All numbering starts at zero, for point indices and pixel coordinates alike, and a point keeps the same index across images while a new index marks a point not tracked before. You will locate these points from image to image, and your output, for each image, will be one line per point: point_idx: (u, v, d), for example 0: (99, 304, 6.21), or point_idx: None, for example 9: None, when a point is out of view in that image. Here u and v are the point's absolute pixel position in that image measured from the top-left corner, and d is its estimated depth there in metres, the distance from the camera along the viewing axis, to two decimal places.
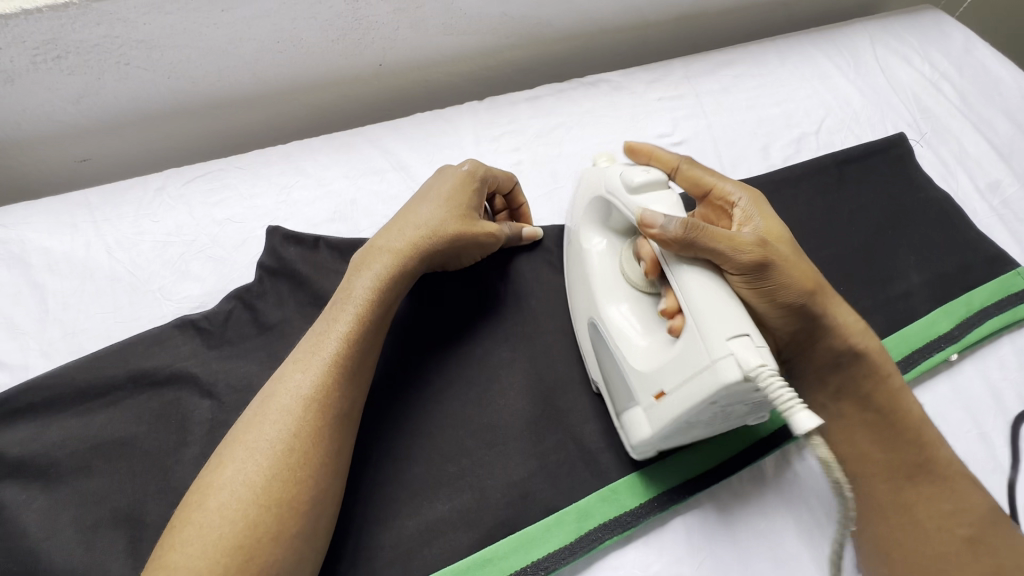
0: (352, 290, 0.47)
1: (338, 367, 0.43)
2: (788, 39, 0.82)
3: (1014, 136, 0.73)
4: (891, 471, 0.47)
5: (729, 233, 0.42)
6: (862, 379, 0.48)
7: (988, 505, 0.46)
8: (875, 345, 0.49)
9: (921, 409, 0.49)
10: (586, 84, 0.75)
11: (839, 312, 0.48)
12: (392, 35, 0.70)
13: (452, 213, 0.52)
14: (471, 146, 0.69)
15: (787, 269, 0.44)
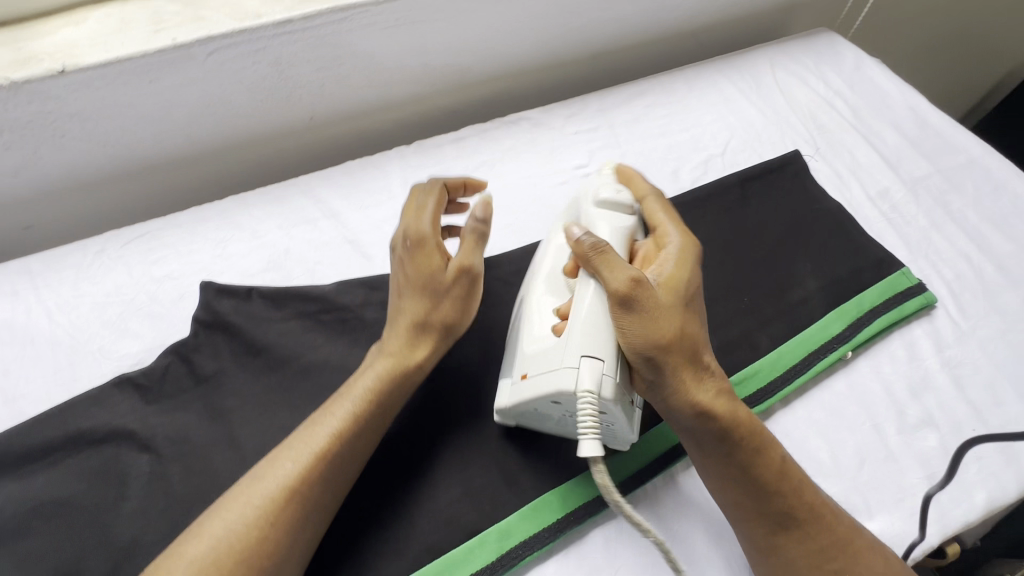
0: (357, 383, 0.51)
1: (326, 459, 0.46)
2: (695, 68, 0.89)
3: (901, 144, 0.79)
4: (765, 520, 0.46)
5: (618, 261, 0.47)
6: (724, 444, 0.47)
7: (855, 545, 0.46)
8: (737, 407, 0.48)
9: (785, 454, 0.48)
10: (507, 123, 0.80)
11: (699, 373, 0.47)
12: (319, 92, 0.74)
13: (446, 300, 0.53)
14: (399, 190, 0.73)
15: (657, 314, 0.46)
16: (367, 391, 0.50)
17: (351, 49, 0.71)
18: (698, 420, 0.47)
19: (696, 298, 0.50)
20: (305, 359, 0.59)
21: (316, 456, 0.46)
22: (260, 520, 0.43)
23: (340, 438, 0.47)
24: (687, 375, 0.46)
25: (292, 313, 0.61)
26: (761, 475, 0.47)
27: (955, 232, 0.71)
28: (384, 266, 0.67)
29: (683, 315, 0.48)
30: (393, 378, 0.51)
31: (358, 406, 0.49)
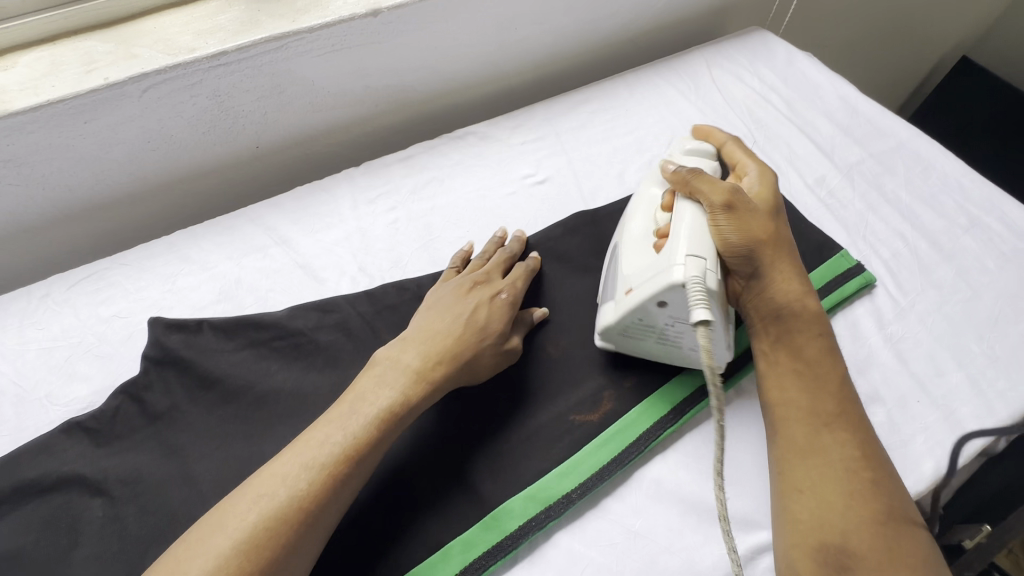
0: (357, 404, 0.50)
1: (321, 481, 0.46)
2: (635, 73, 0.91)
3: (834, 132, 0.82)
4: (812, 418, 0.51)
5: (712, 179, 0.58)
6: (793, 327, 0.56)
7: (885, 462, 0.50)
8: (811, 306, 0.57)
9: (845, 370, 0.54)
10: (454, 138, 0.81)
11: (786, 262, 0.58)
12: (262, 119, 0.74)
13: (474, 338, 0.56)
14: (349, 212, 0.73)
15: (750, 217, 0.57)
16: (367, 415, 0.49)
17: (290, 76, 0.72)
18: (772, 314, 0.56)
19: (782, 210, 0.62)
20: (260, 387, 0.58)
21: (312, 474, 0.46)
22: (253, 538, 0.42)
23: (338, 458, 0.47)
24: (779, 271, 0.57)
25: (244, 342, 0.61)
26: (809, 358, 0.54)
27: (889, 213, 0.73)
28: (337, 287, 0.67)
29: (779, 220, 0.60)
30: (398, 405, 0.51)
31: (359, 428, 0.49)
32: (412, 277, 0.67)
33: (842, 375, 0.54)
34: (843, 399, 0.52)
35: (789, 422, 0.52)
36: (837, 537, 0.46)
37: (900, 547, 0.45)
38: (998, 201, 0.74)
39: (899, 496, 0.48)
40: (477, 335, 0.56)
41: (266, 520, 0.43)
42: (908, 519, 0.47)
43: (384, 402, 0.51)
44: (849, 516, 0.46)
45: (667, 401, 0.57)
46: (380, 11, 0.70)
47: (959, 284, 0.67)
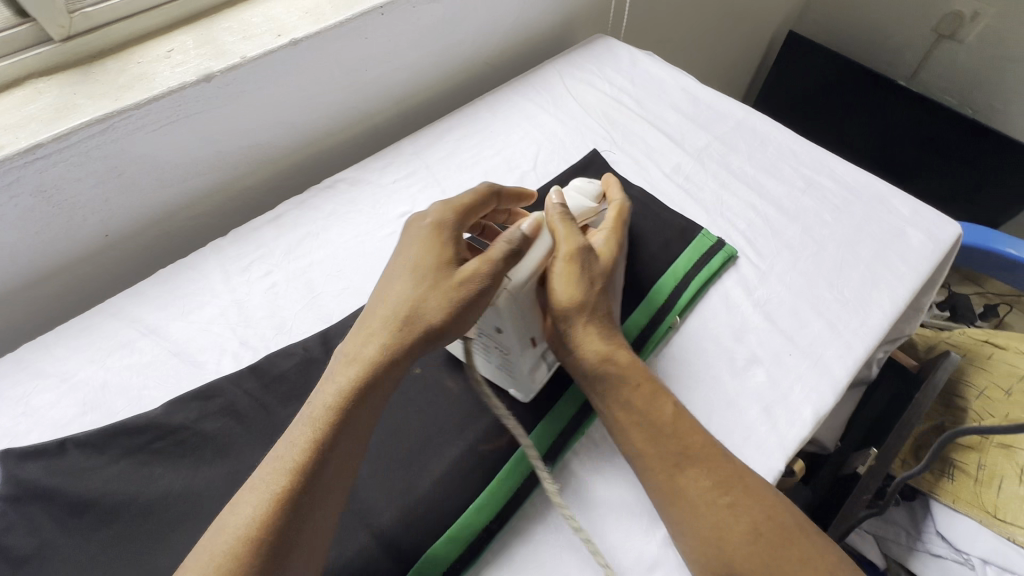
0: (298, 427, 0.48)
1: (280, 516, 0.43)
2: (494, 94, 0.94)
3: (681, 122, 0.89)
4: (665, 460, 0.51)
5: (572, 228, 0.59)
6: (618, 384, 0.55)
7: (745, 477, 0.51)
8: (632, 359, 0.57)
9: (682, 407, 0.55)
10: (324, 188, 0.80)
11: (609, 315, 0.59)
12: (104, 206, 0.69)
13: (418, 278, 0.54)
14: (222, 285, 0.70)
15: (591, 268, 0.58)
16: (306, 438, 0.46)
17: (127, 156, 0.67)
18: (598, 368, 0.56)
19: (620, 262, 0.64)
20: (144, 498, 0.53)
21: (266, 515, 0.43)
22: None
23: (291, 484, 0.45)
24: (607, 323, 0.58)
25: (119, 452, 0.56)
26: (643, 413, 0.54)
27: (740, 187, 0.81)
28: (218, 368, 0.63)
29: (604, 283, 0.59)
30: (340, 407, 0.48)
31: (303, 450, 0.46)
32: (298, 340, 0.64)
33: (686, 414, 0.55)
34: (687, 436, 0.53)
35: (649, 475, 0.52)
36: (724, 565, 0.47)
37: (775, 560, 0.47)
38: (825, 160, 0.83)
39: (766, 508, 0.50)
40: (420, 274, 0.54)
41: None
42: (783, 529, 0.49)
43: (323, 412, 0.48)
44: (730, 542, 0.48)
45: (569, 409, 0.59)
46: (213, 75, 0.67)
47: (806, 240, 0.75)
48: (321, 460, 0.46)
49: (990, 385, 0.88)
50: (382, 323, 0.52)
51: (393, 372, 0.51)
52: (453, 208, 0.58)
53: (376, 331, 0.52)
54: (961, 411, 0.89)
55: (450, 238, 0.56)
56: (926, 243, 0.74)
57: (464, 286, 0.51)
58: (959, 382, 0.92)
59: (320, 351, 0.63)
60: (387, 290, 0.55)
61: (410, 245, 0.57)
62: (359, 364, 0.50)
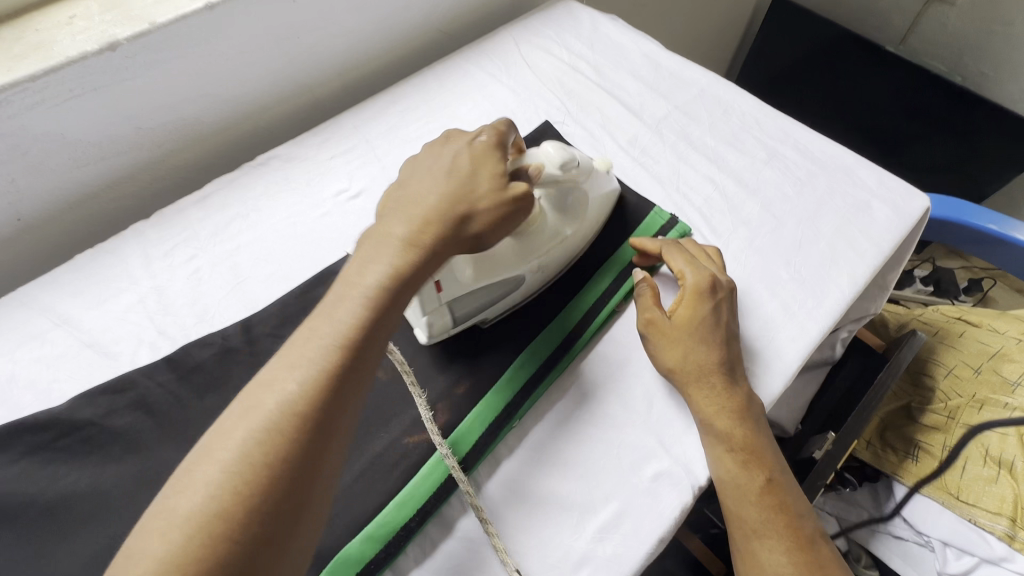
0: (278, 381, 0.40)
1: (232, 518, 0.35)
2: (444, 62, 0.88)
3: (641, 90, 0.84)
4: (744, 525, 0.50)
5: (649, 298, 0.60)
6: (717, 448, 0.52)
7: (825, 566, 0.48)
8: (747, 439, 0.52)
9: (784, 485, 0.52)
10: (256, 166, 0.75)
11: (716, 385, 0.54)
12: (11, 188, 0.64)
13: (453, 187, 0.50)
14: (142, 271, 0.66)
15: (667, 336, 0.57)
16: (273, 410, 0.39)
17: (30, 133, 0.62)
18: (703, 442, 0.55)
19: (711, 304, 0.58)
20: (45, 499, 0.50)
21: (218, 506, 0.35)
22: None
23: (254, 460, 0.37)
24: (701, 398, 0.54)
25: (21, 452, 0.52)
26: (718, 432, 0.52)
27: (699, 160, 0.76)
28: (133, 360, 0.59)
29: (697, 299, 0.57)
30: (361, 327, 0.43)
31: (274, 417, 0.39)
32: (218, 329, 0.61)
33: (781, 498, 0.51)
34: (775, 510, 0.50)
35: (722, 493, 0.52)
36: None
37: None
38: (790, 130, 0.79)
39: None
40: (460, 184, 0.50)
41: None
42: None
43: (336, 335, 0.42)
44: None
45: (500, 400, 0.56)
46: (118, 44, 0.62)
47: (765, 216, 0.70)
48: (307, 423, 0.39)
49: (959, 364, 0.85)
50: (397, 238, 0.47)
51: (415, 286, 0.47)
52: (489, 129, 0.54)
53: (392, 243, 0.47)
54: (928, 391, 0.86)
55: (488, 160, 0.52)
56: (891, 218, 0.70)
57: (478, 222, 0.49)
58: (927, 360, 0.89)
59: (241, 340, 0.59)
60: (414, 203, 0.49)
61: (421, 170, 0.53)
62: (357, 293, 0.44)
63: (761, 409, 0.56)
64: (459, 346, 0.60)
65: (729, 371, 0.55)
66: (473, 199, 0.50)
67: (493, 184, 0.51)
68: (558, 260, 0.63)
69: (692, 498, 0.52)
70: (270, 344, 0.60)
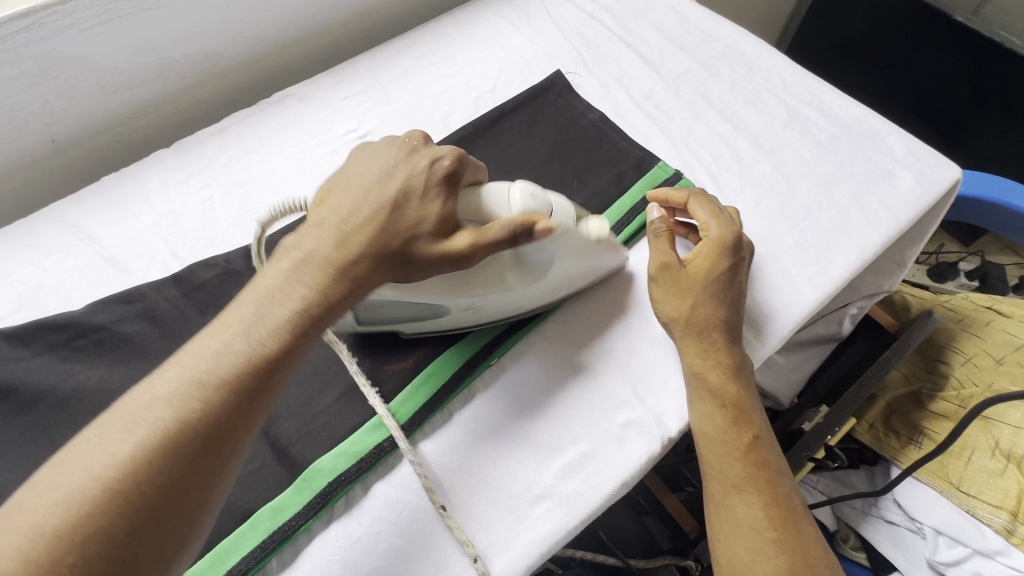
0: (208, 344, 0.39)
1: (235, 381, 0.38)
2: (464, 8, 0.87)
3: (662, 44, 0.81)
4: (723, 477, 0.50)
5: (663, 245, 0.57)
6: (704, 401, 0.52)
7: (799, 521, 0.48)
8: (734, 394, 0.52)
9: (766, 442, 0.52)
10: (271, 103, 0.77)
11: (712, 339, 0.53)
12: (45, 110, 0.69)
13: (389, 208, 0.46)
14: (160, 195, 0.69)
15: (679, 287, 0.55)
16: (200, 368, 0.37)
17: (61, 57, 0.65)
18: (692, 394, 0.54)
19: (731, 261, 0.55)
20: (60, 390, 0.55)
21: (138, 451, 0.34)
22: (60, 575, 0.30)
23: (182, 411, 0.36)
24: (698, 350, 0.53)
25: (42, 347, 0.57)
26: (711, 386, 0.52)
27: (714, 118, 0.73)
28: (146, 275, 0.64)
29: (716, 253, 0.55)
30: (273, 338, 0.40)
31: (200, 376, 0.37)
32: (224, 252, 0.64)
33: (762, 453, 0.51)
34: (754, 464, 0.50)
35: (704, 447, 0.52)
36: None
37: None
38: (817, 91, 0.74)
39: (806, 555, 0.46)
40: (399, 207, 0.46)
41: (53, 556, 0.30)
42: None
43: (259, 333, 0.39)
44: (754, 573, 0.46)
45: (485, 335, 0.58)
46: None
47: (776, 179, 0.68)
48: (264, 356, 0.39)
49: (979, 352, 0.80)
50: (317, 255, 0.43)
51: (333, 319, 0.43)
52: (449, 152, 0.48)
53: (321, 265, 0.43)
54: (941, 378, 0.82)
55: (448, 188, 0.47)
56: (914, 188, 0.66)
57: (416, 254, 0.46)
58: (944, 347, 0.84)
59: (244, 265, 0.63)
60: (343, 212, 0.45)
61: (362, 177, 0.47)
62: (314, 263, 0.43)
63: (752, 371, 0.56)
64: None
65: (730, 329, 0.54)
66: (415, 234, 0.45)
67: (439, 221, 0.46)
68: (498, 308, 0.55)
69: (661, 449, 0.53)
70: None
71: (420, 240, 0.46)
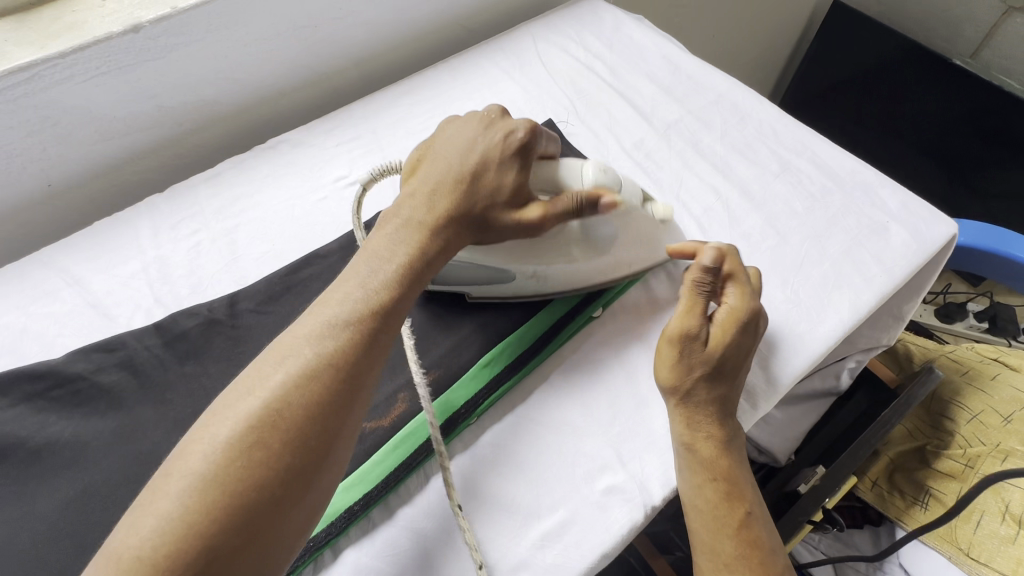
0: (300, 346, 0.43)
1: (263, 445, 0.39)
2: (460, 56, 0.89)
3: (654, 93, 0.81)
4: (715, 555, 0.48)
5: (685, 307, 0.54)
6: (695, 471, 0.50)
7: None
8: (726, 465, 0.50)
9: (760, 519, 0.50)
10: (266, 149, 0.78)
11: (708, 408, 0.51)
12: (43, 157, 0.70)
13: (472, 176, 0.51)
14: (150, 241, 0.70)
15: (690, 356, 0.52)
16: (227, 448, 0.39)
17: (57, 105, 0.67)
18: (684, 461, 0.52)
19: (747, 335, 0.53)
20: (33, 442, 0.55)
21: (234, 458, 0.38)
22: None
23: (273, 414, 0.40)
24: (693, 419, 0.51)
25: (19, 397, 0.57)
26: (702, 459, 0.50)
27: (705, 168, 0.72)
28: (129, 322, 0.63)
29: (731, 325, 0.52)
30: (390, 292, 0.47)
31: (292, 377, 0.42)
32: (208, 300, 0.64)
33: (756, 530, 0.49)
34: (748, 542, 0.48)
35: (695, 520, 0.50)
36: None
37: None
38: (810, 143, 0.74)
39: None
40: (485, 177, 0.52)
41: (161, 564, 0.35)
42: None
43: (373, 291, 0.46)
44: None
45: (461, 395, 0.55)
46: (141, 26, 0.66)
47: (767, 231, 0.67)
48: (291, 414, 0.40)
49: (986, 410, 0.77)
50: (414, 227, 0.50)
51: (425, 278, 0.50)
52: (524, 125, 0.53)
53: (414, 229, 0.50)
54: (947, 434, 0.78)
55: (521, 158, 0.52)
56: (909, 243, 0.65)
57: (496, 220, 0.52)
58: (950, 402, 0.81)
59: (226, 315, 0.62)
60: (433, 183, 0.51)
61: (448, 148, 0.53)
62: (332, 325, 0.44)
63: (743, 439, 0.54)
64: (431, 334, 0.59)
65: (727, 400, 0.52)
66: (493, 203, 0.51)
67: (515, 191, 0.51)
68: (560, 280, 0.59)
69: (644, 517, 0.50)
70: (252, 320, 0.62)
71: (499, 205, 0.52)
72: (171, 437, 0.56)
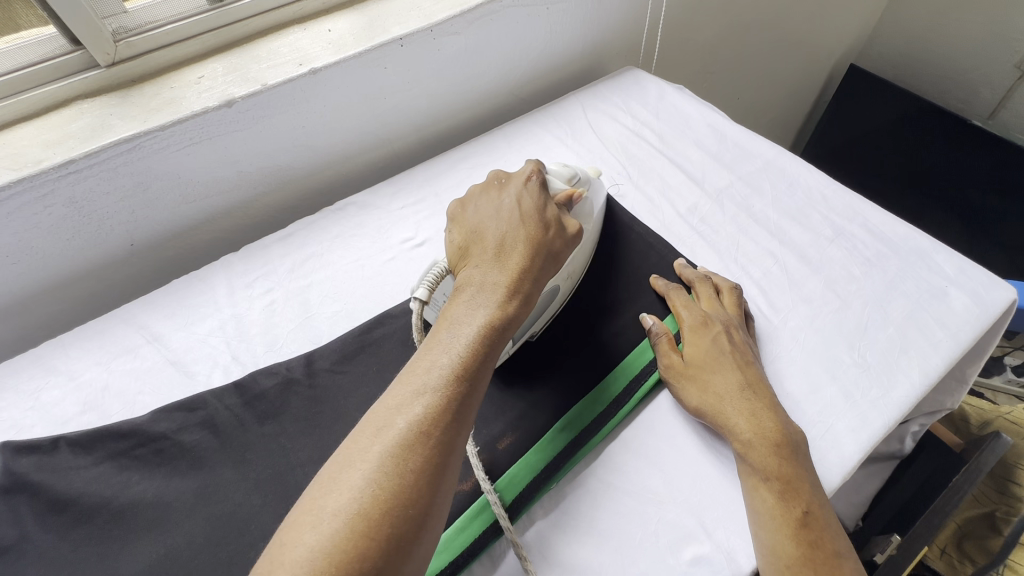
0: (391, 417, 0.42)
1: (378, 516, 0.38)
2: (514, 122, 0.94)
3: (704, 159, 0.85)
4: (773, 558, 0.47)
5: (667, 341, 0.62)
6: (754, 471, 0.51)
7: None
8: (782, 467, 0.51)
9: (823, 517, 0.49)
10: (335, 212, 0.82)
11: (746, 405, 0.54)
12: (131, 218, 0.74)
13: (520, 223, 0.55)
14: (225, 298, 0.73)
15: (696, 372, 0.58)
16: (337, 523, 0.37)
17: (152, 172, 0.71)
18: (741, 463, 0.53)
19: (726, 334, 0.60)
20: (117, 502, 0.55)
21: (343, 535, 0.37)
22: None
23: (380, 482, 0.39)
24: (731, 424, 0.54)
25: (104, 455, 0.58)
26: (754, 462, 0.51)
27: (760, 233, 0.75)
28: (208, 380, 0.65)
29: (703, 333, 0.61)
30: (474, 353, 0.46)
31: (392, 448, 0.41)
32: (285, 360, 0.66)
33: (817, 524, 0.49)
34: (808, 539, 0.48)
35: (754, 522, 0.50)
36: None
37: None
38: (859, 208, 0.77)
39: None
40: (536, 221, 0.56)
41: None
42: None
43: (458, 354, 0.46)
44: None
45: (541, 458, 0.56)
46: (234, 100, 0.71)
47: (828, 295, 0.68)
48: (401, 479, 0.40)
49: None
50: (494, 284, 0.51)
51: (510, 331, 0.50)
52: (533, 169, 0.61)
53: (491, 288, 0.51)
54: (1016, 500, 0.76)
55: (544, 196, 0.59)
56: (971, 308, 0.66)
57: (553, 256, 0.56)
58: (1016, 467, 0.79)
59: (305, 375, 0.64)
60: (492, 241, 0.54)
61: (487, 213, 0.58)
62: (427, 395, 0.43)
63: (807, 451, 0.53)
64: (506, 396, 0.61)
65: (762, 399, 0.55)
66: (547, 237, 0.56)
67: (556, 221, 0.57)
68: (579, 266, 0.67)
69: None
70: (329, 380, 0.64)
71: (552, 240, 0.56)
72: (252, 498, 0.55)
